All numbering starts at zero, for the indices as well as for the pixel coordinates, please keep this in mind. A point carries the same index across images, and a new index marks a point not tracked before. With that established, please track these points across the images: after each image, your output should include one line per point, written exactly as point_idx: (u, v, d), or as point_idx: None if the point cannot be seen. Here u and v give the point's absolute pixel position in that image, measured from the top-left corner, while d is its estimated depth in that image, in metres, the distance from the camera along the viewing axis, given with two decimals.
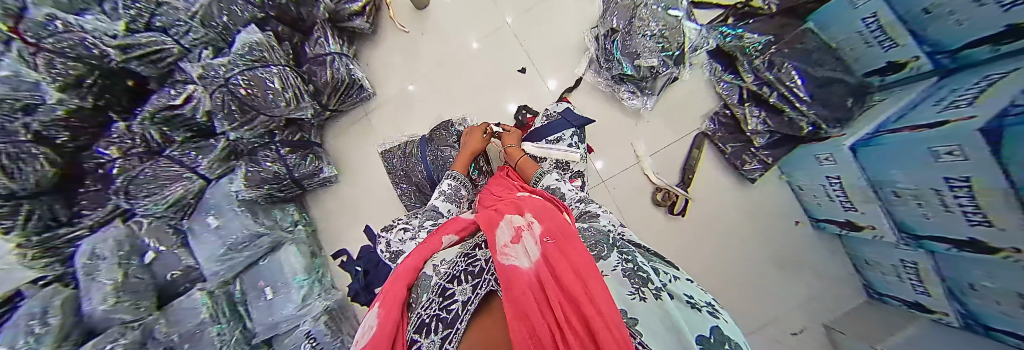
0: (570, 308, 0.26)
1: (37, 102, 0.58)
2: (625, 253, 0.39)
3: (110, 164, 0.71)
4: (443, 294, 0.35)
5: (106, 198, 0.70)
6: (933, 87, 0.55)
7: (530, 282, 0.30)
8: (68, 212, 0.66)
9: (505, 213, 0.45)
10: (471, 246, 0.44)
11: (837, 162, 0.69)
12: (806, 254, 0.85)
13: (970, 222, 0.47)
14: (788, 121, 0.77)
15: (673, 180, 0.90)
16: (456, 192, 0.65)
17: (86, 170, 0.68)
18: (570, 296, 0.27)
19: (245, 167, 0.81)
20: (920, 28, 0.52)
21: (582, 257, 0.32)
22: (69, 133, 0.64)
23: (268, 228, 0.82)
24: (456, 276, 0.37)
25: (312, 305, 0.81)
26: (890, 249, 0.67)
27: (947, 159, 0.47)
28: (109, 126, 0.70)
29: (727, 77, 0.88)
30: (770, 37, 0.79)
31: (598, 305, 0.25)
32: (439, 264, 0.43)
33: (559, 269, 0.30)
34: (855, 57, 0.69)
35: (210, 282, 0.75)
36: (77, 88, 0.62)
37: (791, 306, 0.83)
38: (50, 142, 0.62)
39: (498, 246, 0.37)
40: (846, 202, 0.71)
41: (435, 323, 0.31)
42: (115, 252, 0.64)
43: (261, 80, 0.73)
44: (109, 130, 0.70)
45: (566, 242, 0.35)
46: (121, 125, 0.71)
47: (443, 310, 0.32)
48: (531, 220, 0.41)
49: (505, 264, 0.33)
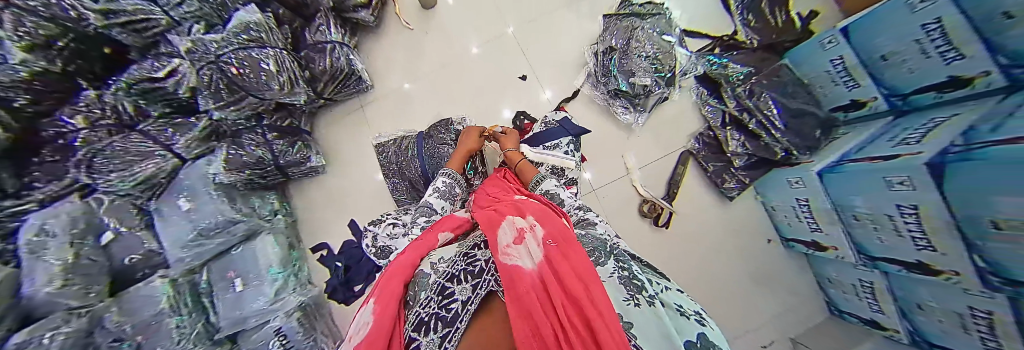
0: (572, 309, 0.27)
1: None
2: (621, 262, 0.41)
3: (72, 134, 0.65)
4: (442, 293, 0.35)
5: (64, 170, 0.64)
6: (890, 125, 0.64)
7: (533, 283, 0.31)
8: (17, 183, 0.60)
9: (506, 214, 0.46)
10: (470, 246, 0.44)
11: (806, 186, 0.75)
12: (778, 271, 0.91)
13: (917, 247, 0.53)
14: (764, 145, 0.84)
15: (659, 193, 0.94)
16: (450, 189, 0.65)
17: (43, 140, 0.62)
18: (573, 298, 0.28)
19: (226, 149, 0.76)
20: (880, 73, 0.64)
21: (582, 261, 0.34)
22: (30, 97, 0.57)
23: (244, 215, 0.78)
24: (456, 276, 0.37)
25: (285, 300, 0.77)
26: (850, 269, 0.74)
27: (899, 188, 0.52)
28: (78, 93, 0.64)
29: (711, 101, 0.93)
30: (750, 68, 0.87)
31: (599, 307, 0.27)
32: (437, 262, 0.42)
33: (561, 272, 0.31)
34: (823, 93, 0.80)
35: (173, 269, 0.70)
36: (46, 49, 0.56)
37: (762, 319, 0.88)
38: (7, 104, 0.55)
39: (500, 247, 0.37)
40: (813, 223, 0.77)
41: (435, 322, 0.31)
42: (67, 230, 0.58)
43: (255, 61, 0.70)
44: (77, 97, 0.64)
45: (567, 246, 0.36)
46: (92, 94, 0.65)
47: (442, 309, 0.32)
48: (533, 223, 0.41)
49: (508, 264, 0.34)
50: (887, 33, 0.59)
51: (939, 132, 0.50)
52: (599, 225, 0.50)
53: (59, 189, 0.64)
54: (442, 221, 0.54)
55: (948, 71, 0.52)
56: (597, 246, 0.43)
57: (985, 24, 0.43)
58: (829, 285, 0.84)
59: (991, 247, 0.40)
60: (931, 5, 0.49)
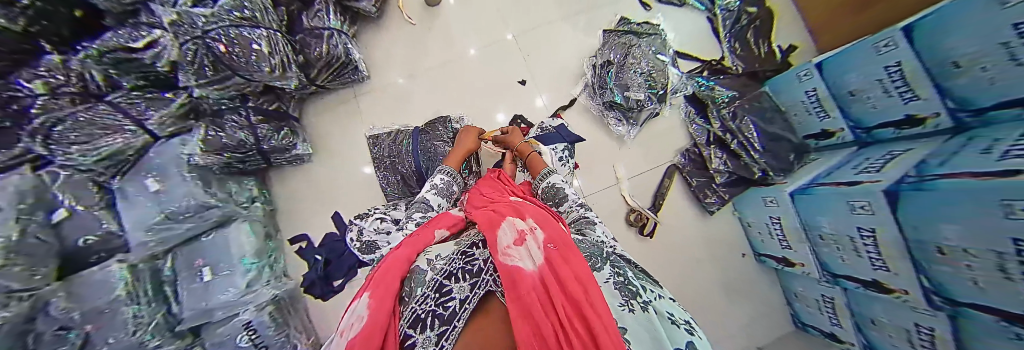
0: (573, 311, 0.28)
1: None
2: (616, 268, 0.41)
3: (28, 100, 0.58)
4: (440, 291, 0.34)
5: (16, 138, 0.58)
6: (854, 154, 0.70)
7: (534, 284, 0.31)
8: None
9: (505, 215, 0.46)
10: (468, 245, 0.44)
11: (779, 205, 0.80)
12: (751, 284, 0.96)
13: (873, 267, 0.58)
14: (743, 165, 0.89)
15: (646, 203, 0.98)
16: (447, 187, 0.65)
17: None
18: (573, 300, 0.29)
19: (205, 129, 0.72)
20: (846, 106, 0.70)
21: (581, 265, 0.34)
22: None
23: (219, 200, 0.73)
24: (453, 274, 0.37)
25: (258, 292, 0.73)
26: (814, 284, 0.79)
27: (860, 212, 0.57)
28: (40, 57, 0.58)
29: (698, 121, 0.97)
30: (733, 93, 0.93)
31: (597, 308, 0.28)
32: (434, 259, 0.42)
33: (562, 274, 0.32)
34: (798, 122, 0.86)
35: (133, 253, 0.64)
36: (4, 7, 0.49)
37: (735, 330, 0.93)
38: None
39: (500, 247, 0.37)
40: (783, 241, 0.82)
41: (431, 319, 0.31)
42: (14, 204, 0.52)
43: (246, 40, 0.66)
44: (38, 61, 0.58)
45: (567, 250, 0.37)
46: (56, 59, 0.59)
47: (439, 306, 0.32)
48: (533, 226, 0.41)
49: (509, 265, 0.34)
50: (854, 72, 0.65)
51: (897, 163, 0.55)
52: (598, 225, 0.52)
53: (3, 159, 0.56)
54: (438, 219, 0.54)
55: (905, 109, 0.58)
56: (594, 251, 0.44)
57: (941, 70, 0.49)
58: (795, 300, 0.90)
59: (937, 270, 0.45)
60: (893, 49, 0.55)
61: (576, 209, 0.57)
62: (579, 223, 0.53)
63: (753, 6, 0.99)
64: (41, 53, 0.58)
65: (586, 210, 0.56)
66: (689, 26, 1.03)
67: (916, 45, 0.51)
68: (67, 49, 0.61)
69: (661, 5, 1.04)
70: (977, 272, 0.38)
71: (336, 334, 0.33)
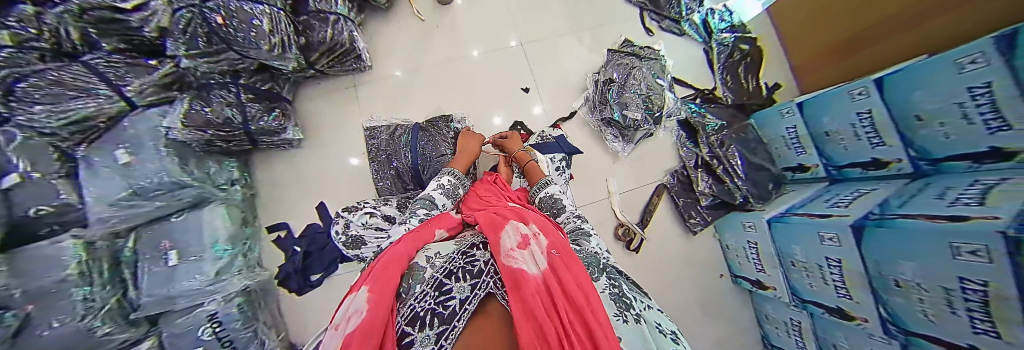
0: (573, 316, 0.29)
1: None
2: (612, 279, 0.42)
3: None
4: (440, 289, 0.34)
5: None
6: (823, 190, 0.76)
7: (538, 287, 0.32)
8: None
9: (508, 218, 0.47)
10: (468, 246, 0.44)
11: (756, 231, 0.85)
12: (727, 303, 1.00)
13: (838, 295, 0.62)
14: (726, 190, 0.94)
15: (635, 219, 1.00)
16: (453, 188, 0.64)
17: None
18: (575, 305, 0.30)
19: (189, 102, 0.68)
20: (822, 145, 0.76)
21: (581, 273, 0.36)
22: None
23: (196, 181, 0.70)
24: (453, 273, 0.37)
25: (226, 282, 0.68)
26: (784, 308, 0.84)
27: (829, 243, 0.61)
28: (12, 5, 0.53)
29: (688, 145, 1.02)
30: (721, 122, 0.99)
31: (597, 316, 0.30)
32: (433, 257, 0.42)
33: (565, 281, 0.33)
34: (778, 154, 0.92)
35: (92, 229, 0.59)
36: None
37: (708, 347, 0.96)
38: None
39: (504, 250, 0.38)
40: (759, 265, 0.87)
41: (431, 318, 0.30)
42: None
43: (246, 14, 0.64)
44: (8, 9, 0.53)
45: (568, 258, 0.39)
46: (29, 9, 0.54)
47: (439, 305, 0.31)
48: (536, 232, 0.43)
49: (512, 267, 0.35)
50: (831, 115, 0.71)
51: (864, 200, 0.60)
52: (592, 237, 0.53)
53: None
54: (437, 218, 0.54)
55: (872, 153, 0.63)
56: (592, 260, 0.45)
57: (903, 121, 0.54)
58: (767, 322, 0.95)
59: (893, 301, 0.49)
60: (866, 98, 0.61)
61: (572, 220, 0.58)
62: (575, 234, 0.53)
63: (745, 44, 1.06)
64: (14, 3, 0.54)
65: (580, 221, 0.57)
66: (687, 55, 1.09)
67: (886, 97, 0.56)
68: None
69: (663, 32, 1.10)
70: (927, 305, 0.43)
71: (330, 328, 0.32)
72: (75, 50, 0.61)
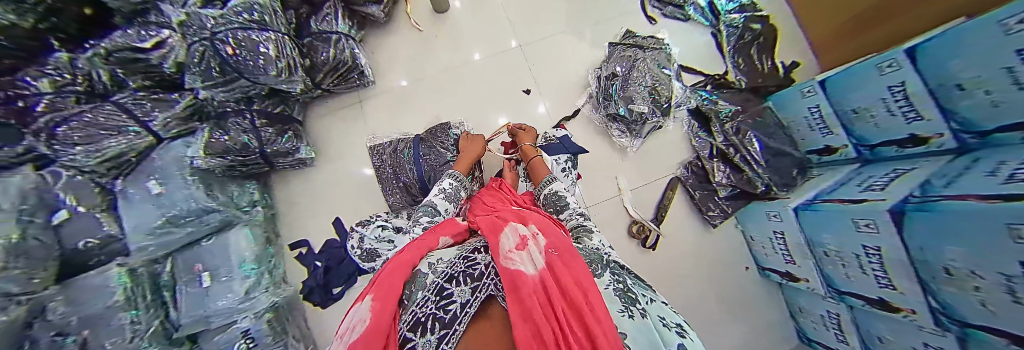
0: (571, 315, 0.30)
1: None
2: (616, 275, 0.43)
3: (32, 98, 0.57)
4: (441, 294, 0.35)
5: (18, 137, 0.57)
6: (854, 172, 0.71)
7: (535, 286, 0.33)
8: None
9: (508, 220, 0.49)
10: (470, 250, 0.47)
11: (782, 220, 0.80)
12: (751, 297, 0.95)
13: (879, 285, 0.58)
14: (746, 179, 0.89)
15: (648, 215, 0.97)
16: (455, 191, 0.65)
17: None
18: (573, 304, 0.31)
19: (209, 130, 0.72)
20: (851, 124, 0.71)
21: (580, 271, 0.37)
22: None
23: (221, 205, 0.74)
24: (454, 278, 0.38)
25: (255, 299, 0.72)
26: (819, 300, 0.79)
27: (865, 230, 0.57)
28: (48, 54, 0.58)
29: (700, 134, 0.98)
30: (734, 107, 0.93)
31: (597, 313, 0.30)
32: (435, 263, 0.44)
33: (563, 280, 0.34)
34: (801, 137, 0.87)
35: (133, 257, 0.63)
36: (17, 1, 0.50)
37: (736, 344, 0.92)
38: None
39: (503, 251, 0.40)
40: (787, 256, 0.82)
41: (432, 323, 0.31)
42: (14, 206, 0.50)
43: (254, 43, 0.67)
44: (47, 57, 0.58)
45: (568, 256, 0.40)
46: (64, 56, 0.59)
47: (440, 310, 0.32)
48: (535, 232, 0.45)
49: (511, 268, 0.36)
50: (858, 92, 0.66)
51: (901, 182, 0.55)
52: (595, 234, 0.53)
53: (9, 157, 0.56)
54: (442, 226, 0.55)
55: (909, 129, 0.58)
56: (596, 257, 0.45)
57: (942, 91, 0.49)
58: (801, 315, 0.89)
59: (945, 291, 0.45)
60: (896, 70, 0.56)
61: (576, 217, 0.58)
62: (577, 231, 0.53)
63: (757, 24, 1.01)
64: (48, 52, 0.58)
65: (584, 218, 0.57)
66: (693, 41, 1.04)
67: (918, 68, 0.52)
68: (76, 47, 0.62)
69: (666, 19, 1.06)
70: (984, 294, 0.38)
71: (336, 337, 0.34)
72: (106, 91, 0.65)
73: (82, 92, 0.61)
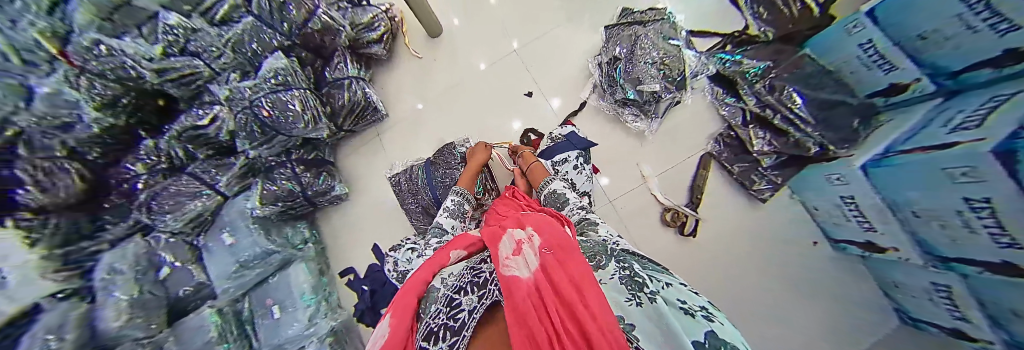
0: (564, 314, 0.28)
1: (75, 120, 0.62)
2: (621, 262, 0.44)
3: (134, 179, 0.76)
4: (451, 305, 0.40)
5: (128, 213, 0.77)
6: (941, 112, 0.53)
7: (528, 289, 0.33)
8: (91, 226, 0.68)
9: (507, 228, 0.51)
10: (477, 261, 0.51)
11: (848, 183, 0.67)
12: (813, 283, 0.79)
13: (998, 243, 0.41)
14: (794, 141, 0.77)
15: (681, 200, 0.89)
16: (459, 207, 0.67)
17: (112, 185, 0.73)
18: (566, 301, 0.30)
19: (261, 183, 0.83)
20: (921, 53, 0.53)
21: (578, 267, 0.36)
22: (99, 151, 0.69)
23: (279, 246, 0.84)
24: (463, 289, 0.43)
25: (318, 325, 0.81)
26: (920, 271, 0.59)
27: (963, 180, 0.43)
28: (138, 142, 0.76)
29: (728, 101, 0.88)
30: (767, 62, 0.82)
31: (592, 309, 0.28)
32: (446, 277, 0.49)
33: (556, 279, 0.33)
34: (857, 80, 0.68)
35: (219, 299, 0.76)
36: (112, 106, 0.68)
37: (804, 343, 0.77)
38: (82, 157, 0.67)
39: (501, 258, 0.42)
40: (864, 222, 0.67)
41: (444, 331, 0.35)
42: (132, 268, 0.66)
43: (282, 103, 0.78)
44: (138, 146, 0.76)
45: (562, 253, 0.39)
46: (149, 141, 0.77)
47: (450, 319, 0.36)
48: (530, 234, 0.46)
49: (507, 274, 0.37)
50: (922, 12, 0.48)
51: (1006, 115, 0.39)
52: (600, 226, 0.55)
53: (120, 231, 0.74)
54: (455, 240, 0.57)
55: (1001, 44, 0.40)
56: (599, 250, 0.47)
57: None
58: (896, 291, 0.69)
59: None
60: None
61: (578, 212, 0.59)
62: (581, 225, 0.56)
63: None
64: (137, 139, 0.76)
65: (586, 212, 0.59)
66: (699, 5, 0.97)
67: None
68: (156, 133, 0.79)
69: None
70: None
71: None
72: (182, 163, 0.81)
73: (166, 167, 0.79)
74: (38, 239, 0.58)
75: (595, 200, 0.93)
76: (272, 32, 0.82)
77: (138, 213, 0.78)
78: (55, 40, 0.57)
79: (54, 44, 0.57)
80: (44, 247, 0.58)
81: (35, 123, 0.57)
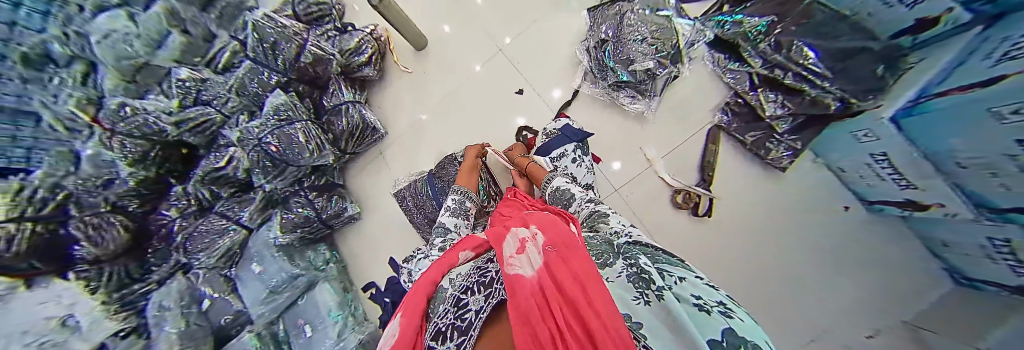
0: (569, 315, 0.26)
1: (113, 176, 0.77)
2: (630, 258, 0.40)
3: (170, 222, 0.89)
4: (459, 305, 0.40)
5: (169, 254, 0.88)
6: (972, 45, 0.39)
7: (533, 290, 0.31)
8: (140, 269, 0.82)
9: (511, 227, 0.48)
10: (484, 261, 0.50)
11: (878, 138, 0.57)
12: (836, 257, 0.71)
13: None
14: (810, 100, 0.66)
15: (692, 179, 0.85)
16: (460, 204, 0.69)
17: (152, 230, 0.87)
18: (569, 299, 0.27)
19: (280, 213, 0.89)
20: None
21: (582, 264, 0.32)
22: (137, 200, 0.83)
23: (303, 269, 0.90)
24: (469, 288, 0.43)
25: (347, 339, 0.87)
26: (971, 226, 0.49)
27: (1005, 122, 0.35)
28: (170, 188, 0.90)
29: (732, 66, 0.80)
30: (772, 16, 0.70)
31: (596, 305, 0.25)
32: (454, 277, 0.49)
33: (559, 276, 0.31)
34: (879, 20, 0.53)
35: (256, 323, 0.84)
36: (142, 161, 0.81)
37: (834, 324, 0.69)
38: (124, 209, 0.81)
39: (505, 258, 0.40)
40: (901, 180, 0.57)
41: (452, 331, 0.36)
42: (178, 304, 0.78)
43: (288, 136, 0.83)
44: (170, 191, 0.89)
45: (566, 249, 0.35)
46: (178, 186, 0.90)
47: (459, 319, 0.37)
48: (535, 231, 0.42)
49: (512, 274, 0.36)
50: None
51: None
52: (611, 216, 0.52)
53: (164, 272, 0.86)
54: (465, 240, 0.55)
55: None
56: (606, 248, 0.44)
57: None
58: (948, 251, 0.58)
59: None
60: None
61: (585, 206, 0.57)
62: (592, 219, 0.54)
63: None
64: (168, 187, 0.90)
65: (596, 204, 0.57)
66: None
67: None
68: (184, 178, 0.92)
69: None
70: None
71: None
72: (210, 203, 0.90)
73: (195, 209, 0.88)
74: (98, 287, 0.70)
75: (599, 189, 0.91)
76: (268, 71, 0.89)
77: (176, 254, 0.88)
78: (88, 109, 0.73)
79: (87, 112, 0.73)
80: (103, 293, 0.71)
81: (80, 184, 0.71)
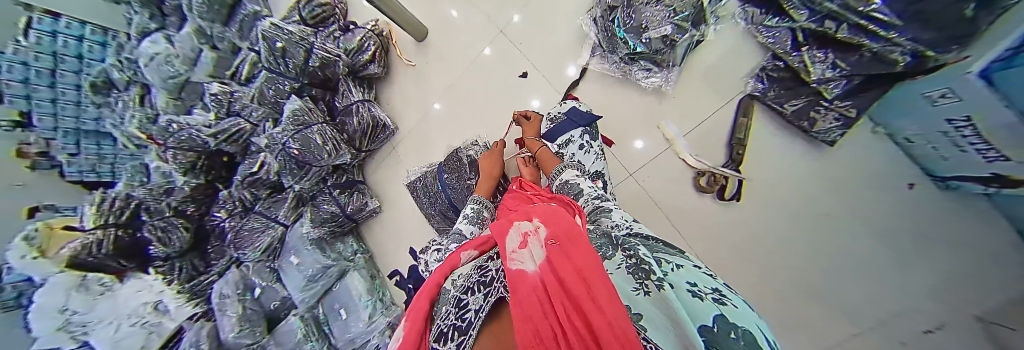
0: (572, 309, 0.22)
1: (170, 184, 1.02)
2: (628, 249, 0.34)
3: (221, 222, 1.05)
4: (459, 305, 0.37)
5: (223, 249, 1.08)
6: None
7: (535, 285, 0.27)
8: (204, 262, 1.07)
9: (513, 221, 0.43)
10: (487, 259, 0.46)
11: (960, 97, 0.40)
12: (890, 242, 0.58)
13: None
14: (871, 56, 0.51)
15: (719, 159, 0.75)
16: (478, 214, 0.68)
17: (207, 231, 1.08)
18: (572, 296, 0.23)
19: (310, 210, 0.99)
20: None
21: (586, 255, 0.27)
22: (195, 206, 1.04)
23: (333, 260, 1.00)
24: (471, 288, 0.40)
25: (377, 322, 0.95)
26: None
27: None
28: (217, 193, 1.06)
29: (769, 22, 0.65)
30: None
31: (599, 301, 0.20)
32: (458, 278, 0.45)
33: (561, 271, 0.26)
34: None
35: (300, 308, 0.97)
36: (192, 170, 0.99)
37: (885, 319, 0.59)
38: (182, 213, 1.03)
39: (507, 252, 0.35)
40: (988, 150, 0.40)
41: (452, 332, 0.34)
42: (234, 291, 0.93)
43: (308, 139, 0.89)
44: (217, 197, 1.06)
45: (570, 243, 0.30)
46: (223, 191, 1.04)
47: (459, 319, 0.35)
48: (538, 225, 0.37)
49: (513, 270, 0.32)
50: None
51: None
52: (615, 211, 0.47)
53: (223, 264, 1.08)
54: (469, 241, 0.53)
55: None
56: (605, 242, 0.38)
57: None
58: None
59: None
60: None
61: (591, 202, 0.52)
62: (594, 214, 0.49)
63: None
64: (216, 192, 1.06)
65: (603, 200, 0.52)
66: None
67: None
68: (228, 182, 1.07)
69: None
70: None
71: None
72: (249, 205, 1.02)
73: (241, 210, 1.02)
74: (173, 279, 1.00)
75: (613, 174, 0.88)
76: (284, 79, 0.95)
77: (228, 251, 1.07)
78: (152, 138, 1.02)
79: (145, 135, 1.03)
80: (177, 284, 1.00)
81: (149, 193, 1.01)
